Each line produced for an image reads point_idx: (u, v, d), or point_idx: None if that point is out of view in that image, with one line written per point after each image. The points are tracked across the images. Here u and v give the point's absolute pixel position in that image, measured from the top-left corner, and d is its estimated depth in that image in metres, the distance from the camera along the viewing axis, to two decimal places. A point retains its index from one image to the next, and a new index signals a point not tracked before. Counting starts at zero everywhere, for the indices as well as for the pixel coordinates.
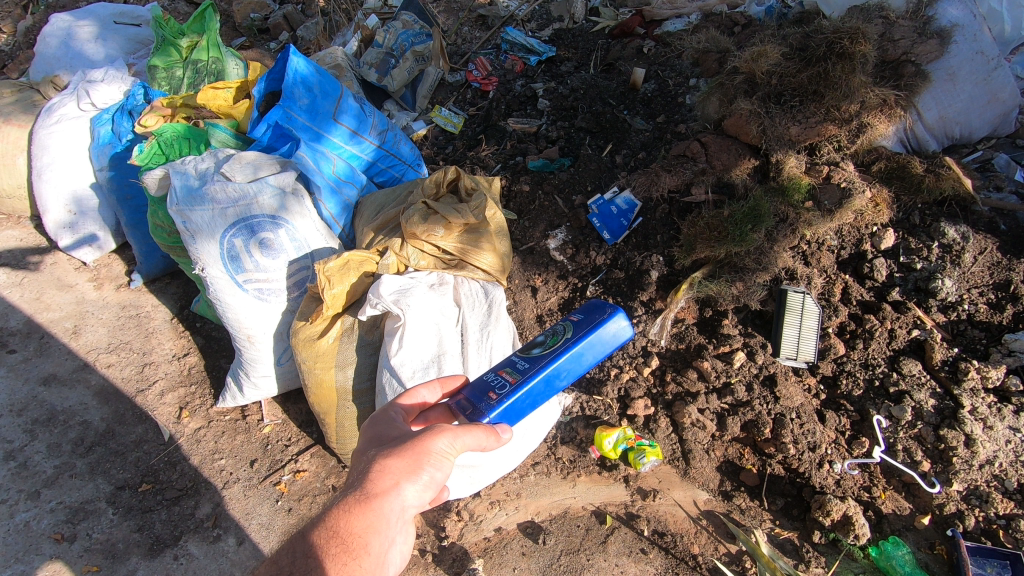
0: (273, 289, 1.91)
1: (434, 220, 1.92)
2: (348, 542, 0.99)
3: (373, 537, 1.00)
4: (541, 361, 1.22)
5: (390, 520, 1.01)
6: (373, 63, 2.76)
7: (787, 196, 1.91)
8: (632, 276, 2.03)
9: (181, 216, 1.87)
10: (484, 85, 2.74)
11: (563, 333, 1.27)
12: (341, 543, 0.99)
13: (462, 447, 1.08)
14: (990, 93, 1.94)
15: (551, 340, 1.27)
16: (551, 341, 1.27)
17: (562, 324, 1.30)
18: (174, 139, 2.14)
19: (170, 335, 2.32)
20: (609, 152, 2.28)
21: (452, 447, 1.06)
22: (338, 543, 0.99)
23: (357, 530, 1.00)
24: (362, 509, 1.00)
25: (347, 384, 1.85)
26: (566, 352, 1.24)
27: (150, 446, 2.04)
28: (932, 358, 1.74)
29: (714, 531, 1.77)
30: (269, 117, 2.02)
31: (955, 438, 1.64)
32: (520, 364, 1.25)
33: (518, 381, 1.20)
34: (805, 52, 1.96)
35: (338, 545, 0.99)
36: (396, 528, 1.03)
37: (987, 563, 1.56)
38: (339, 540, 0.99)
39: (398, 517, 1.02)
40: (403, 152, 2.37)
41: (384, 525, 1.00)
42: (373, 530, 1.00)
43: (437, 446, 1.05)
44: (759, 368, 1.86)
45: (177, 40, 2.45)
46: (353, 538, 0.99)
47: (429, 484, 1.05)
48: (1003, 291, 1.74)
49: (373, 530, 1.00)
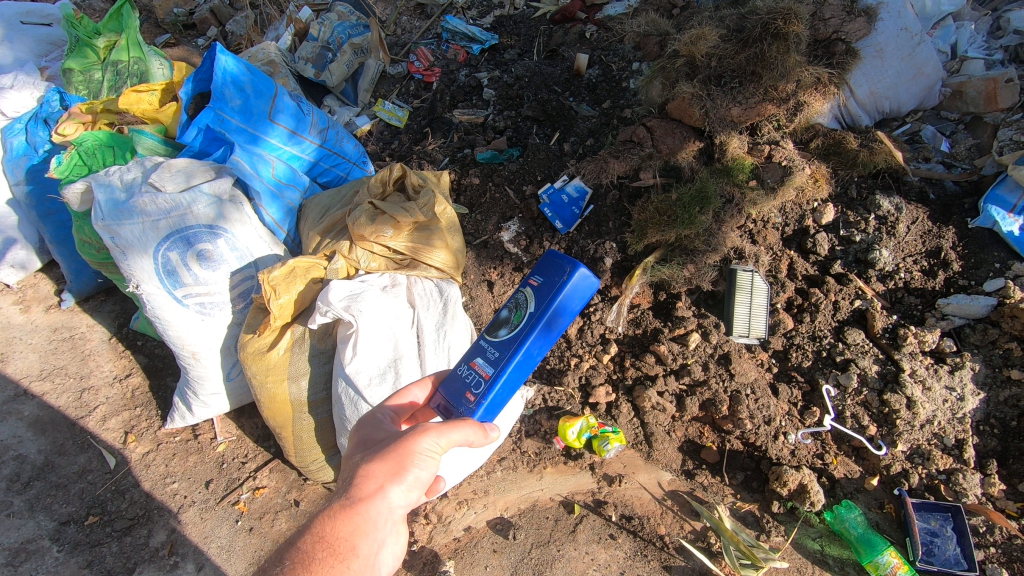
0: (215, 303, 1.83)
1: (382, 220, 1.86)
2: (334, 546, 0.99)
3: (360, 540, 1.01)
4: (531, 305, 1.36)
5: (375, 523, 1.01)
6: (309, 57, 2.66)
7: (732, 177, 1.94)
8: (587, 264, 2.02)
9: (108, 231, 1.76)
10: (427, 76, 2.68)
11: (524, 285, 1.40)
12: (328, 547, 0.99)
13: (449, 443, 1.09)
14: (916, 68, 1.98)
15: (518, 303, 1.39)
16: (517, 300, 1.39)
17: (524, 292, 1.39)
18: (96, 148, 2.00)
19: (109, 356, 2.19)
20: (558, 140, 2.27)
21: (438, 444, 1.08)
22: (323, 548, 0.99)
23: (342, 534, 1.00)
24: (347, 513, 1.00)
25: (301, 396, 1.79)
26: (552, 274, 1.37)
27: (95, 476, 1.93)
28: (874, 326, 1.81)
29: (679, 510, 1.81)
30: (199, 121, 1.93)
31: (898, 401, 1.71)
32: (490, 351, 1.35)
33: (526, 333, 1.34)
34: (742, 33, 1.98)
35: (324, 549, 0.99)
36: (383, 532, 1.03)
37: (930, 517, 1.65)
38: (325, 544, 0.99)
39: (382, 520, 1.02)
40: (347, 149, 2.30)
41: (371, 528, 1.01)
42: (361, 533, 1.00)
43: (421, 446, 1.06)
44: (714, 347, 1.89)
45: (93, 40, 2.27)
46: (339, 542, 1.00)
47: (416, 486, 1.05)
48: (935, 258, 1.82)
49: (358, 534, 1.00)
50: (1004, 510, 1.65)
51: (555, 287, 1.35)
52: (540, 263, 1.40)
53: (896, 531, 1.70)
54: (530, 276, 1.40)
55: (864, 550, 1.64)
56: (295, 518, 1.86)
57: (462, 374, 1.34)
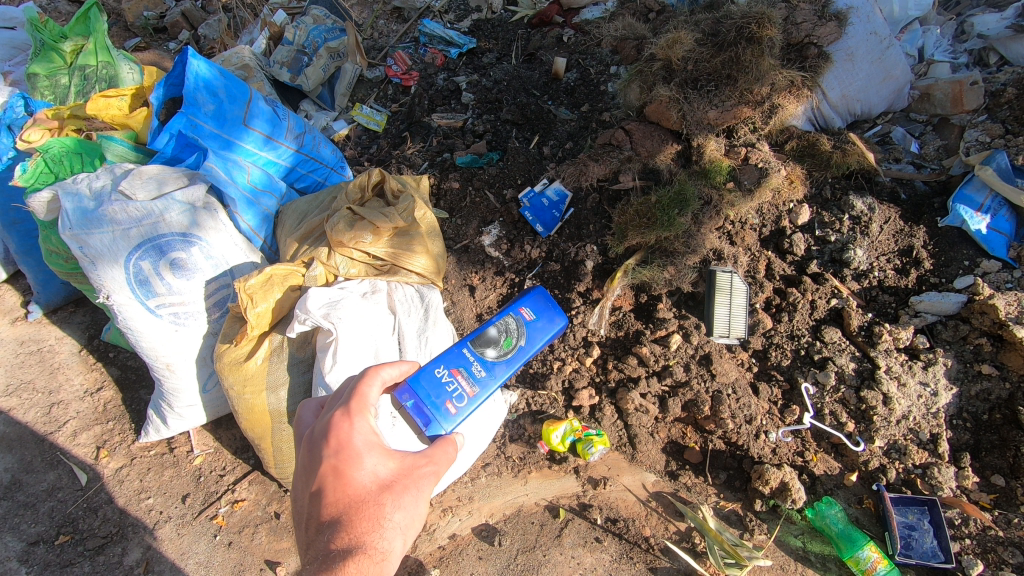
0: (190, 313, 1.79)
1: (361, 226, 1.84)
2: None
3: None
4: (522, 340, 1.58)
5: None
6: (284, 62, 2.62)
7: (709, 179, 1.96)
8: (568, 267, 2.03)
9: (76, 241, 1.70)
10: (405, 80, 2.65)
11: (517, 315, 1.61)
12: None
13: None
14: (885, 71, 2.02)
15: (508, 332, 1.58)
16: (508, 328, 1.58)
17: (514, 323, 1.59)
18: (62, 154, 1.95)
19: (80, 369, 2.13)
20: (537, 144, 2.28)
21: None
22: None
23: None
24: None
25: (281, 406, 1.76)
26: (544, 318, 1.65)
27: (66, 494, 1.87)
28: (850, 324, 1.83)
29: (664, 511, 1.82)
30: (171, 127, 1.86)
31: (875, 398, 1.74)
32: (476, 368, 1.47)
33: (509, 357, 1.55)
34: (717, 37, 2.02)
35: None
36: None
37: (908, 510, 1.68)
38: None
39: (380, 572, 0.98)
40: (324, 154, 2.27)
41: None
42: None
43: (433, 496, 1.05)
44: (695, 348, 1.91)
45: (59, 44, 2.22)
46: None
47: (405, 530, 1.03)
48: (907, 257, 1.86)
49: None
50: (977, 502, 1.69)
51: (543, 329, 1.64)
52: (535, 301, 1.66)
53: (875, 525, 1.73)
54: (522, 309, 1.63)
55: (845, 546, 1.67)
56: (276, 531, 1.82)
57: (447, 381, 1.39)
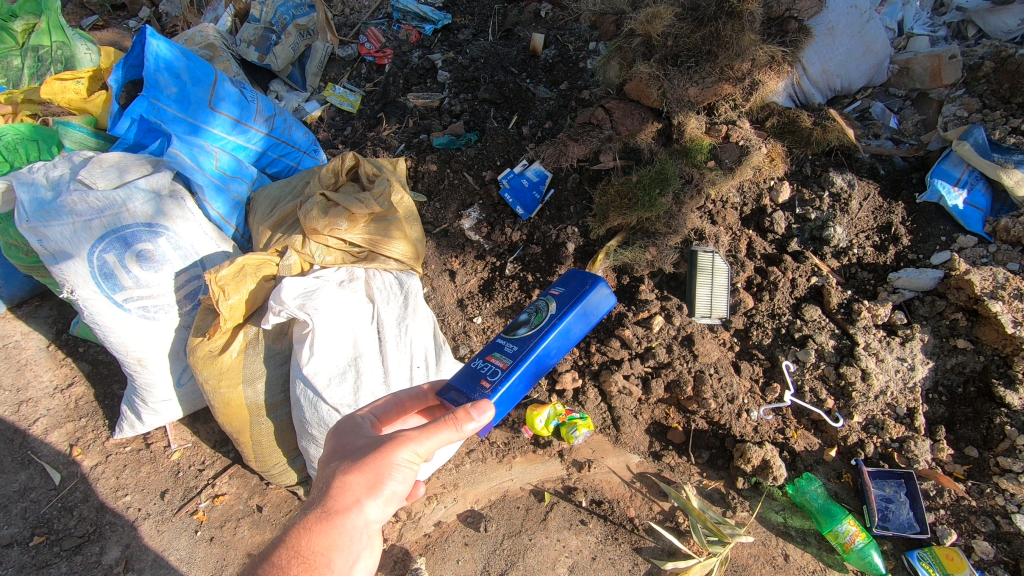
0: (159, 305, 1.73)
1: (336, 212, 1.79)
2: (310, 561, 0.95)
3: (335, 555, 0.96)
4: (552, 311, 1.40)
5: (351, 537, 0.97)
6: (251, 39, 2.52)
7: (690, 158, 1.94)
8: (549, 250, 2.00)
9: (34, 234, 1.63)
10: (379, 59, 2.56)
11: (546, 296, 1.47)
12: (303, 562, 0.94)
13: (429, 456, 1.03)
14: (865, 45, 1.98)
15: (537, 310, 1.45)
16: (537, 308, 1.45)
17: (546, 299, 1.45)
18: (17, 142, 1.86)
19: (48, 364, 2.06)
20: (516, 124, 2.22)
21: (417, 455, 1.01)
22: (300, 562, 0.94)
23: (318, 548, 0.95)
24: (323, 526, 0.96)
25: (258, 399, 1.73)
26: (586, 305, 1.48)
27: (39, 494, 1.83)
28: (830, 302, 1.84)
29: (647, 492, 1.83)
30: (132, 111, 1.79)
31: (854, 373, 1.76)
32: (509, 348, 1.36)
33: (551, 340, 1.37)
34: (697, 12, 1.97)
35: (301, 564, 0.94)
36: (361, 544, 0.99)
37: (885, 484, 1.72)
38: (301, 559, 0.94)
39: (358, 533, 0.98)
40: (297, 138, 2.18)
41: (346, 542, 0.97)
42: (335, 546, 0.96)
43: (405, 455, 1.00)
44: (677, 329, 1.90)
45: (8, 23, 2.14)
46: (316, 556, 0.95)
47: (393, 498, 1.01)
48: (886, 233, 1.87)
49: (335, 548, 0.96)
50: (952, 473, 1.72)
51: (577, 296, 1.42)
52: (563, 279, 1.50)
53: (854, 499, 1.76)
54: (552, 288, 1.49)
55: (825, 520, 1.69)
56: (258, 525, 1.80)
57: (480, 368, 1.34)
